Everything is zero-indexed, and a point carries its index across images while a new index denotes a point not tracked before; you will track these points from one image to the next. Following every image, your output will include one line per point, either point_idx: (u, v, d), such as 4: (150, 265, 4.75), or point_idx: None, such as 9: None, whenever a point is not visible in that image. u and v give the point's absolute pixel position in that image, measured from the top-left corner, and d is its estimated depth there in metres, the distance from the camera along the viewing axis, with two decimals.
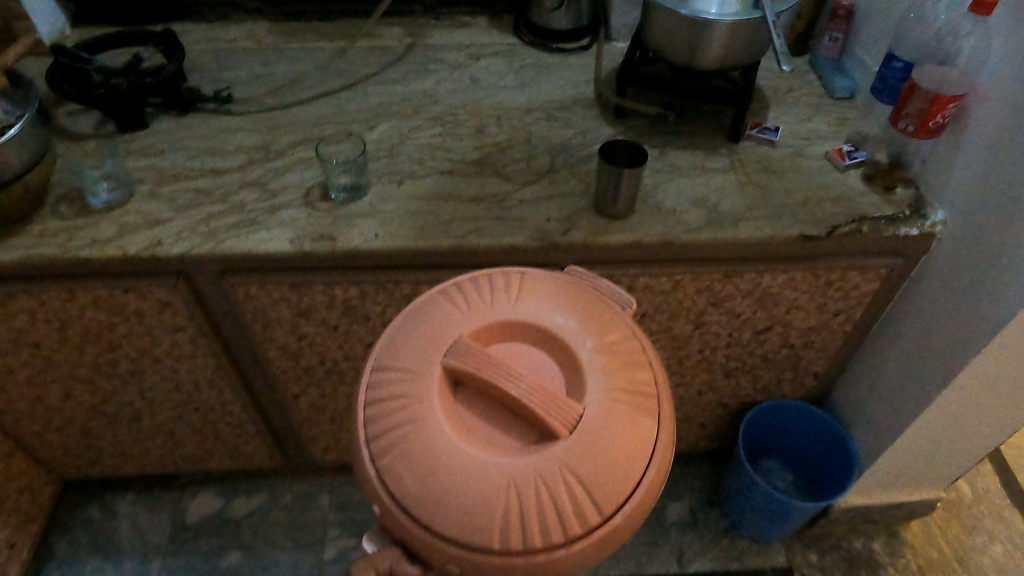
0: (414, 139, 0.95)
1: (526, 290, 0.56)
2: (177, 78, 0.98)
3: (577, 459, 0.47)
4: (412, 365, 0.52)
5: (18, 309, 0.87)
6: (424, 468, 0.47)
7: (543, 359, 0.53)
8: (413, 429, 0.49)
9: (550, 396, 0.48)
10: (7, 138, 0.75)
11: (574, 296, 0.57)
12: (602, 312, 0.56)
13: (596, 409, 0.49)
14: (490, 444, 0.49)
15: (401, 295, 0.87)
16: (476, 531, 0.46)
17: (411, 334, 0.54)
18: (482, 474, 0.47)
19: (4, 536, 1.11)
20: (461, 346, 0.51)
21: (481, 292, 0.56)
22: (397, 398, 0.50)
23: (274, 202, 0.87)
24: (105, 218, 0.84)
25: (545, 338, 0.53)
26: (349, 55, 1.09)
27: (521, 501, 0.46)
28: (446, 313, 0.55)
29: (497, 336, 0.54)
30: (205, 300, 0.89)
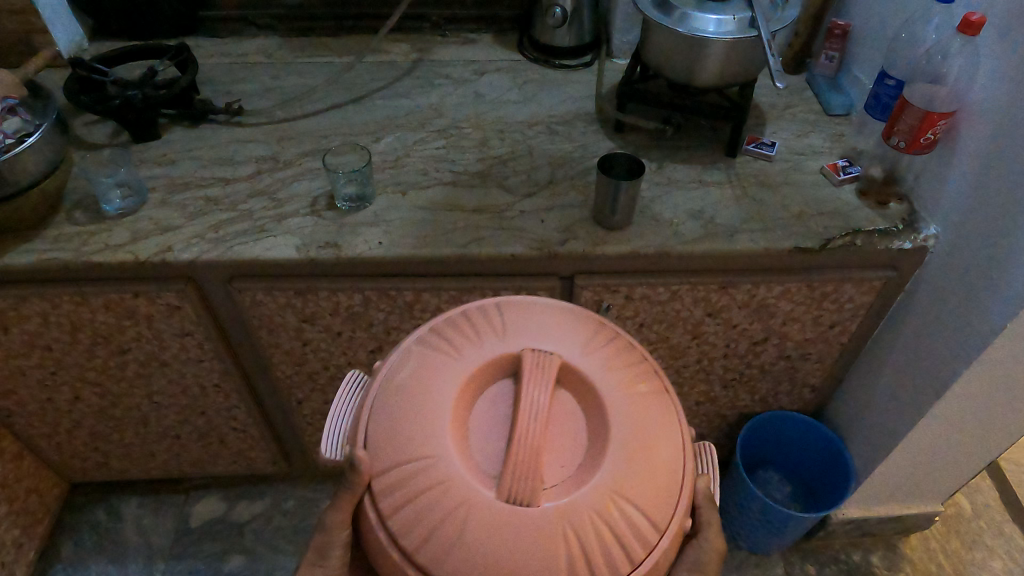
0: (419, 151, 0.98)
1: (643, 384, 0.54)
2: (190, 90, 1.01)
3: (483, 525, 0.47)
4: (511, 326, 0.56)
5: (31, 312, 0.89)
6: (406, 395, 0.53)
7: (583, 425, 0.53)
8: (437, 376, 0.53)
9: (534, 462, 0.48)
10: (26, 146, 0.78)
11: (670, 455, 0.51)
12: (668, 492, 0.50)
13: (555, 511, 0.47)
14: (465, 446, 0.51)
15: (404, 302, 0.89)
16: (381, 470, 0.51)
17: (534, 319, 0.57)
18: (424, 443, 0.50)
19: (12, 536, 1.13)
20: (544, 364, 0.53)
21: (622, 354, 0.56)
22: (471, 339, 0.55)
23: (282, 211, 0.89)
24: (117, 225, 0.87)
25: (600, 419, 0.52)
26: (358, 69, 1.13)
27: (422, 499, 0.48)
28: (575, 333, 0.56)
29: (576, 387, 0.54)
30: (213, 305, 0.92)
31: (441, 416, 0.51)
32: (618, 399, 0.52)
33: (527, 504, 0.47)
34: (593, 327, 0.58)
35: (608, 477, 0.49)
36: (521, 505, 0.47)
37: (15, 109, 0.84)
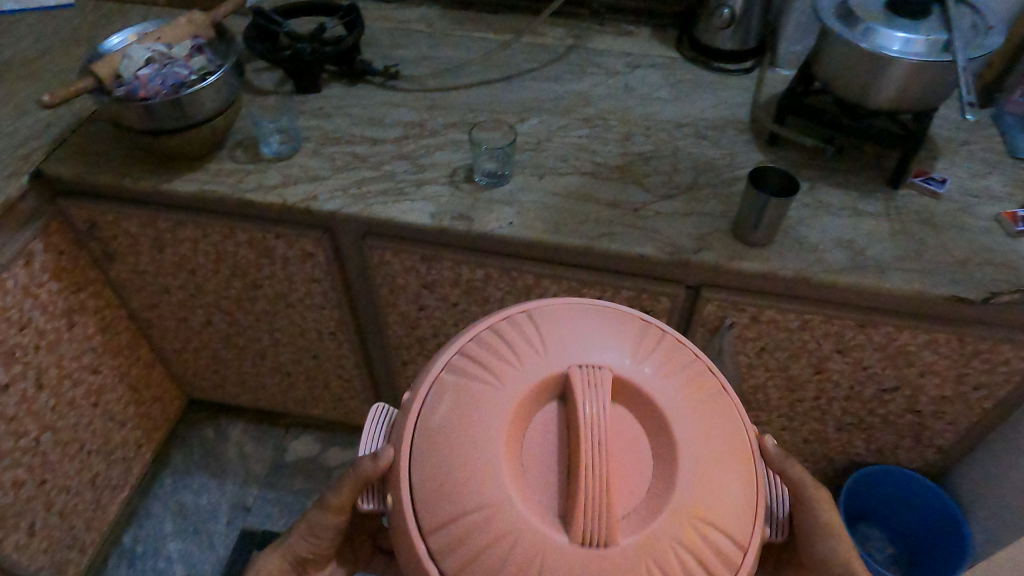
0: (561, 137, 0.97)
1: (701, 394, 0.53)
2: (353, 50, 1.05)
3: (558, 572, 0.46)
4: (551, 343, 0.55)
5: (185, 237, 0.97)
6: (453, 431, 0.51)
7: (646, 449, 0.51)
8: (481, 398, 0.52)
9: (605, 498, 0.47)
10: (206, 84, 0.84)
11: (739, 472, 0.51)
12: (743, 507, 0.50)
13: (636, 550, 0.46)
14: (524, 478, 0.50)
15: (523, 285, 0.89)
16: (437, 517, 0.49)
17: (575, 329, 0.56)
18: (484, 484, 0.48)
19: (135, 437, 1.24)
20: (595, 383, 0.52)
21: (671, 363, 0.55)
22: (510, 358, 0.54)
23: (422, 176, 0.91)
24: (271, 168, 0.92)
25: (664, 443, 0.51)
26: (513, 48, 1.13)
27: (488, 542, 0.47)
28: (621, 344, 0.55)
29: (630, 404, 0.53)
30: (343, 256, 0.95)
31: (498, 448, 0.49)
32: (677, 421, 0.51)
33: (606, 542, 0.46)
34: (633, 335, 0.57)
35: (686, 509, 0.48)
36: (601, 545, 0.46)
37: (202, 48, 0.92)
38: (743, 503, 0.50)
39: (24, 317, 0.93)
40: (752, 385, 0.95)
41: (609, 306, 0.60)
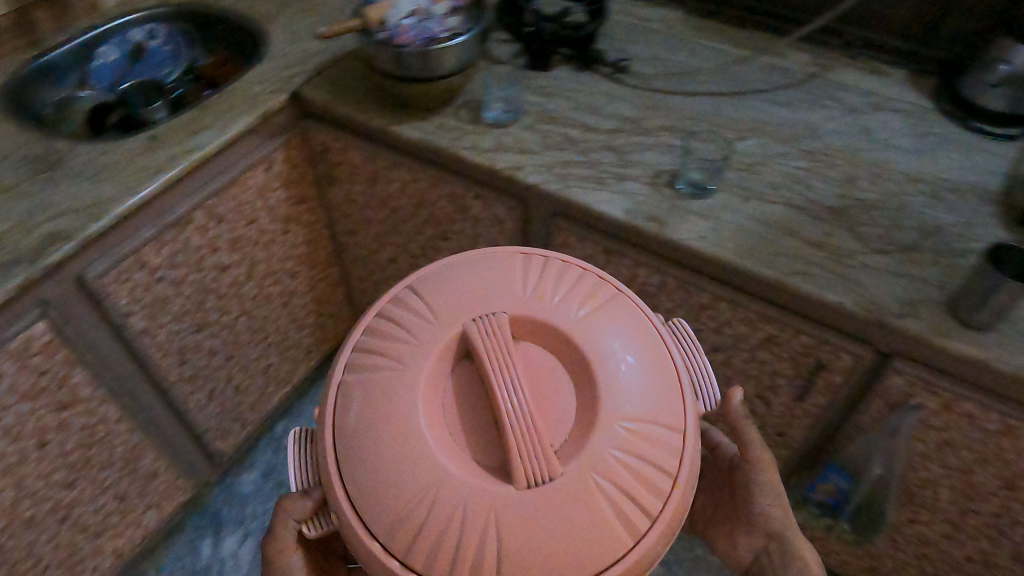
0: (778, 164, 0.92)
1: (603, 312, 0.61)
2: (590, 38, 1.07)
3: (510, 518, 0.52)
4: (442, 309, 0.61)
5: (397, 178, 1.05)
6: (376, 419, 0.56)
7: (566, 372, 0.59)
8: (390, 382, 0.57)
9: (534, 436, 0.54)
10: (454, 44, 0.90)
11: (659, 373, 0.59)
12: (670, 400, 0.58)
13: (581, 470, 0.53)
14: (450, 438, 0.56)
15: (698, 303, 0.87)
16: (383, 504, 0.54)
17: (459, 288, 0.62)
18: (416, 455, 0.54)
19: (308, 343, 1.38)
20: (493, 333, 0.58)
21: (565, 289, 0.63)
22: (406, 335, 0.60)
23: (625, 172, 0.91)
24: (488, 132, 0.97)
25: (583, 370, 0.58)
26: (749, 65, 1.09)
27: (438, 507, 0.52)
28: (511, 286, 0.62)
29: (540, 339, 0.61)
30: (530, 230, 0.98)
31: (420, 414, 0.55)
32: (580, 340, 0.59)
33: (549, 477, 0.53)
34: (520, 272, 0.64)
35: (619, 425, 0.55)
36: (546, 480, 0.53)
37: (457, 10, 0.96)
38: (662, 394, 0.58)
39: (252, 214, 1.07)
40: (920, 478, 0.86)
41: (482, 253, 0.67)
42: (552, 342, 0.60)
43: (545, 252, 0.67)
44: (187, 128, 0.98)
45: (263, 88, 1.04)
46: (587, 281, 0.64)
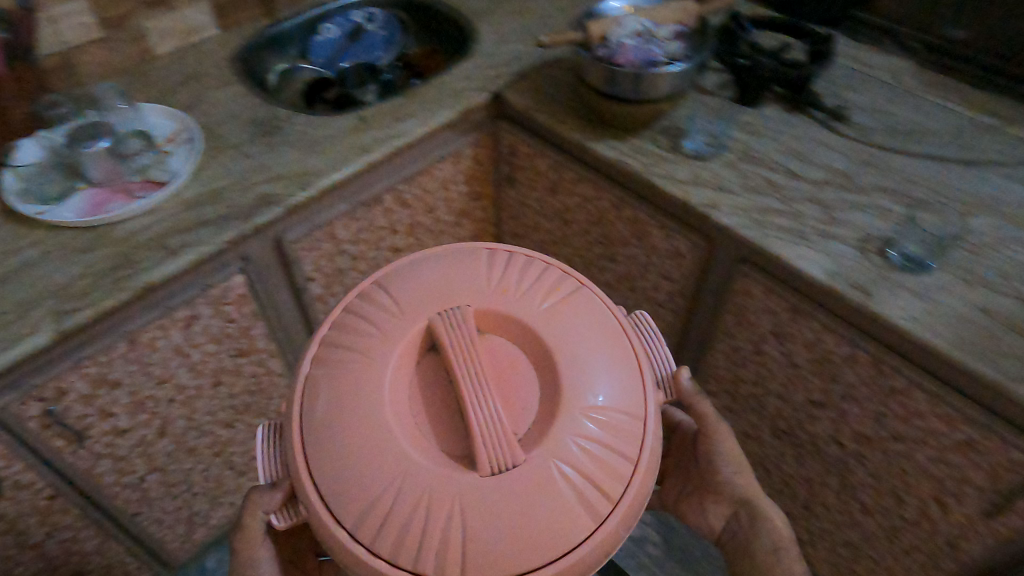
0: (1011, 251, 0.82)
1: (565, 305, 0.60)
2: (809, 79, 1.01)
3: (473, 505, 0.50)
4: (403, 299, 0.60)
5: (579, 192, 1.04)
6: (339, 406, 0.55)
7: (530, 367, 0.58)
8: (355, 370, 0.56)
9: (495, 423, 0.52)
10: (670, 70, 0.87)
11: (621, 364, 0.58)
12: (632, 390, 0.57)
13: (546, 455, 0.52)
14: (411, 420, 0.55)
15: (889, 385, 0.80)
16: (347, 493, 0.52)
17: (426, 280, 0.61)
18: (378, 439, 0.53)
19: None
20: (459, 324, 0.57)
21: (529, 283, 0.61)
22: (369, 327, 0.58)
23: (830, 229, 0.85)
24: (686, 163, 0.93)
25: (547, 361, 0.57)
26: (985, 133, 0.99)
27: (400, 492, 0.51)
28: (478, 279, 0.61)
29: (504, 332, 0.59)
30: (709, 270, 0.94)
31: (381, 398, 0.54)
32: (544, 328, 0.58)
33: (511, 463, 0.51)
34: (484, 268, 0.63)
35: (582, 415, 0.54)
36: (507, 467, 0.51)
37: (680, 35, 0.93)
38: (624, 384, 0.57)
39: (433, 203, 1.10)
40: None
41: (449, 249, 0.66)
42: (520, 333, 0.59)
43: (513, 249, 0.66)
44: (394, 113, 1.01)
45: (468, 84, 1.06)
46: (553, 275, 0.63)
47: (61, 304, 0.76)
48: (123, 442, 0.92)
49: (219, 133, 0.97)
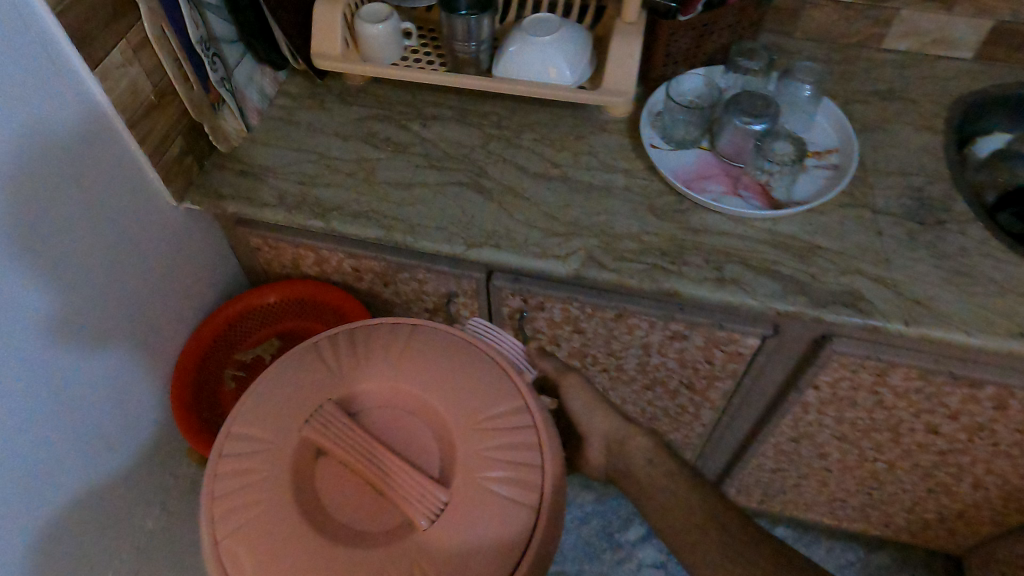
0: None
1: (411, 349, 0.62)
2: None
3: (436, 555, 0.52)
4: (261, 397, 0.60)
5: None
6: (263, 541, 0.53)
7: (422, 443, 0.57)
8: (264, 498, 0.54)
9: (400, 468, 0.54)
10: None
11: (482, 378, 0.61)
12: (496, 386, 0.60)
13: (468, 478, 0.55)
14: (322, 491, 0.55)
15: None
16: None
17: (279, 401, 0.59)
18: (306, 517, 0.54)
19: (900, 525, 1.06)
20: (331, 416, 0.57)
21: (376, 355, 0.62)
22: (240, 462, 0.56)
23: None
24: None
25: (438, 415, 0.58)
26: None
27: (360, 554, 0.52)
28: (314, 377, 0.61)
29: (373, 397, 0.60)
30: None
31: (287, 494, 0.54)
32: (404, 370, 0.60)
33: (443, 502, 0.53)
34: (311, 367, 0.62)
35: (480, 435, 0.57)
36: (440, 509, 0.53)
37: None
38: (498, 396, 0.60)
39: None
40: None
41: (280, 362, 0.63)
42: (390, 392, 0.60)
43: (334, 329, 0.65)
44: None
45: None
46: (390, 328, 0.65)
47: (597, 249, 0.72)
48: None
49: (868, 181, 0.76)
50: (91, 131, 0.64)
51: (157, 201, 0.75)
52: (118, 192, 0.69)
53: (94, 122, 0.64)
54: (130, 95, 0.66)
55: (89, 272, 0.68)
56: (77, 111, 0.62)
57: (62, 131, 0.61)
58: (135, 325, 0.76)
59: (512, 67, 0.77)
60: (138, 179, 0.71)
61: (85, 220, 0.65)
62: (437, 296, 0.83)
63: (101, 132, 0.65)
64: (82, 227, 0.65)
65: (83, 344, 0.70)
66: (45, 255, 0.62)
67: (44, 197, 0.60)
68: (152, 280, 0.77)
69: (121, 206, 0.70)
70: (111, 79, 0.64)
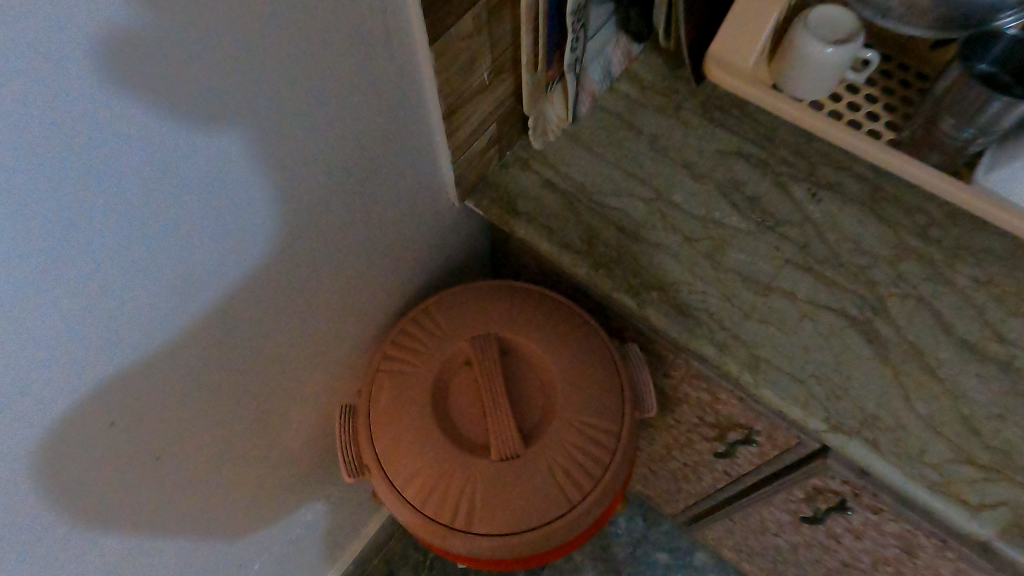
0: None
1: (577, 333, 0.56)
2: None
3: (480, 491, 0.51)
4: (442, 303, 0.58)
5: None
6: (375, 413, 0.54)
7: (526, 393, 0.55)
8: (402, 378, 0.55)
9: (503, 411, 0.52)
10: None
11: (617, 391, 0.55)
12: (615, 399, 0.54)
13: (545, 456, 0.52)
14: (446, 401, 0.55)
15: None
16: (390, 469, 0.53)
17: (457, 306, 0.57)
18: (416, 414, 0.53)
19: None
20: (486, 344, 0.55)
21: (555, 318, 0.57)
22: (402, 348, 0.56)
23: None
24: None
25: (562, 391, 0.54)
26: None
27: (427, 461, 0.52)
28: (477, 300, 0.58)
29: (527, 345, 0.56)
30: None
31: (416, 392, 0.54)
32: (558, 351, 0.55)
33: (515, 453, 0.51)
34: (490, 294, 0.58)
35: (580, 434, 0.53)
36: (511, 455, 0.51)
37: None
38: (618, 402, 0.54)
39: None
40: None
41: (480, 284, 0.59)
42: (525, 358, 0.56)
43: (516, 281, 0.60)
44: None
45: None
46: (565, 311, 0.58)
47: None
48: (837, 545, 0.68)
49: None
50: (231, 114, 0.34)
51: (301, 230, 0.45)
52: (241, 218, 0.39)
53: (246, 101, 0.34)
54: (319, 54, 0.37)
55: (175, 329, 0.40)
56: (254, 66, 0.33)
57: (194, 104, 0.31)
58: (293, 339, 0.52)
59: None
60: (275, 194, 0.41)
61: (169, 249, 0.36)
62: (730, 422, 0.61)
63: (254, 115, 0.35)
64: (176, 260, 0.37)
65: (209, 274, 0.40)
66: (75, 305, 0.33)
67: (98, 206, 0.30)
68: (302, 304, 0.50)
69: (246, 234, 0.41)
70: (298, 24, 0.34)
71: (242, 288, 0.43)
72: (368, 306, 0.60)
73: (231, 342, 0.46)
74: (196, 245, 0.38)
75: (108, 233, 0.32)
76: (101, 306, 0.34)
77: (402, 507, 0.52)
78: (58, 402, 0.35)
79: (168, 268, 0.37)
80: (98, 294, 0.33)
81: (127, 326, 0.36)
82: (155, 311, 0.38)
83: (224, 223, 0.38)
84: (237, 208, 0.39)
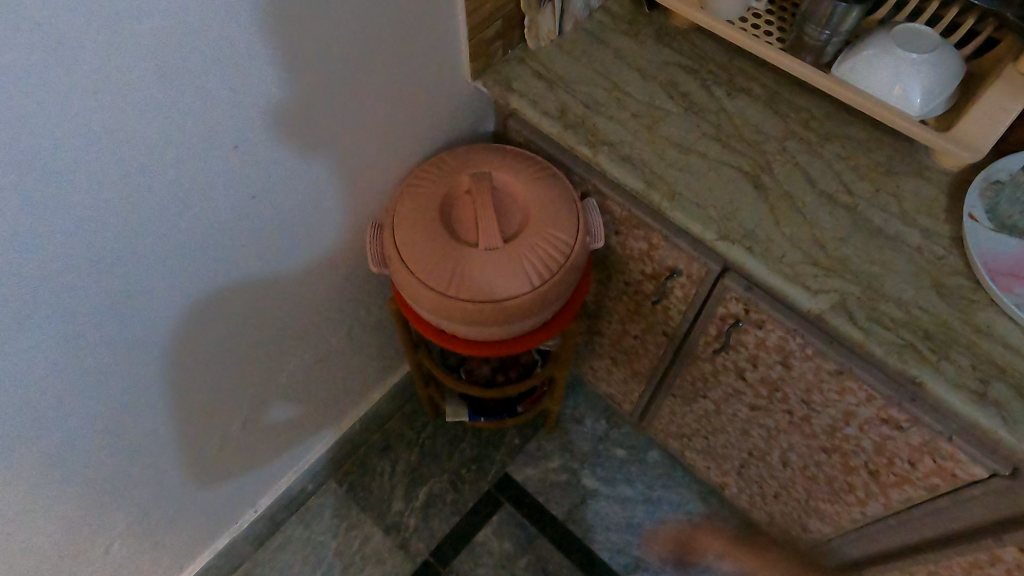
0: None
1: (549, 178, 0.77)
2: None
3: (466, 268, 0.71)
4: (455, 154, 0.79)
5: None
6: (398, 217, 0.75)
7: (507, 213, 0.75)
8: (420, 195, 0.75)
9: (489, 215, 0.72)
10: None
11: (573, 218, 0.75)
12: (571, 223, 0.75)
13: (515, 250, 0.72)
14: (449, 213, 0.75)
15: None
16: (404, 252, 0.73)
17: (465, 156, 0.78)
18: (427, 217, 0.74)
19: None
20: (482, 175, 0.75)
21: (534, 168, 0.77)
22: (421, 178, 0.77)
23: None
24: None
25: (533, 212, 0.74)
26: None
27: (431, 246, 0.72)
28: (479, 153, 0.79)
29: (511, 181, 0.76)
30: None
31: (429, 203, 0.75)
32: (533, 186, 0.76)
33: (494, 245, 0.72)
34: (489, 151, 0.79)
35: (541, 240, 0.73)
36: (491, 246, 0.72)
37: None
38: (574, 225, 0.75)
39: None
40: None
41: (482, 146, 0.80)
42: (511, 193, 0.76)
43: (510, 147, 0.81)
44: None
45: None
46: (541, 166, 0.78)
47: (854, 300, 0.65)
48: (743, 386, 0.87)
49: None
50: None
51: (375, 58, 0.66)
52: (335, 45, 0.61)
53: None
54: None
55: (294, 97, 0.61)
56: None
57: None
58: (352, 151, 0.73)
59: (878, 83, 0.67)
60: (366, 20, 0.62)
61: (264, 78, 0.57)
62: (661, 266, 0.81)
63: None
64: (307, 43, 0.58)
65: (320, 65, 0.61)
66: (203, 100, 0.53)
67: (262, 12, 0.52)
68: (361, 123, 0.71)
69: (345, 44, 0.62)
70: None
71: (334, 86, 0.64)
72: (398, 159, 0.81)
73: (317, 130, 0.66)
74: (318, 38, 0.59)
75: (233, 54, 0.53)
76: (262, 56, 0.55)
77: (414, 283, 0.72)
78: (223, 117, 0.56)
79: (301, 47, 0.58)
80: (260, 52, 0.54)
81: (270, 80, 0.57)
82: (245, 123, 0.58)
83: (308, 70, 0.60)
84: (319, 60, 0.60)
